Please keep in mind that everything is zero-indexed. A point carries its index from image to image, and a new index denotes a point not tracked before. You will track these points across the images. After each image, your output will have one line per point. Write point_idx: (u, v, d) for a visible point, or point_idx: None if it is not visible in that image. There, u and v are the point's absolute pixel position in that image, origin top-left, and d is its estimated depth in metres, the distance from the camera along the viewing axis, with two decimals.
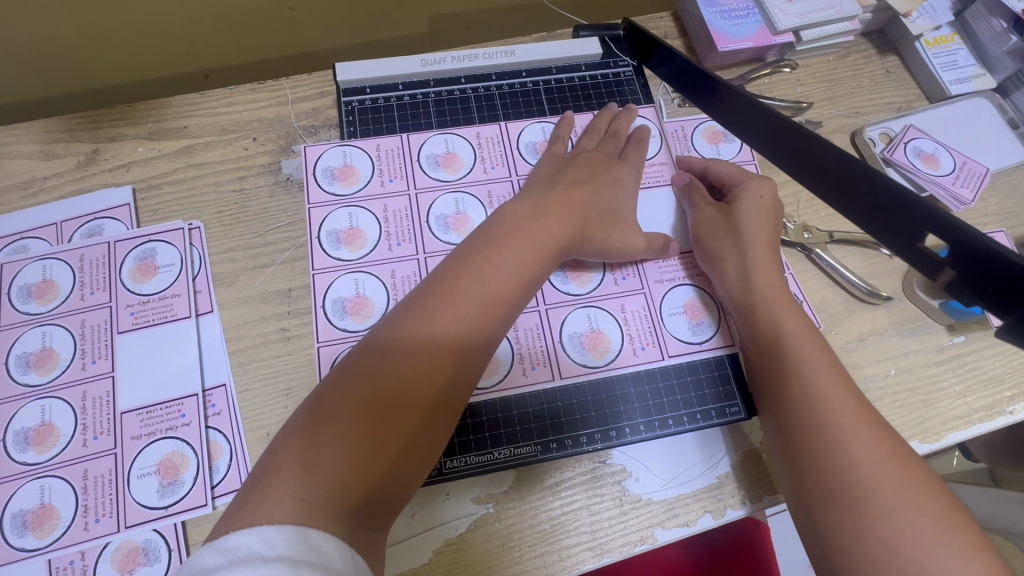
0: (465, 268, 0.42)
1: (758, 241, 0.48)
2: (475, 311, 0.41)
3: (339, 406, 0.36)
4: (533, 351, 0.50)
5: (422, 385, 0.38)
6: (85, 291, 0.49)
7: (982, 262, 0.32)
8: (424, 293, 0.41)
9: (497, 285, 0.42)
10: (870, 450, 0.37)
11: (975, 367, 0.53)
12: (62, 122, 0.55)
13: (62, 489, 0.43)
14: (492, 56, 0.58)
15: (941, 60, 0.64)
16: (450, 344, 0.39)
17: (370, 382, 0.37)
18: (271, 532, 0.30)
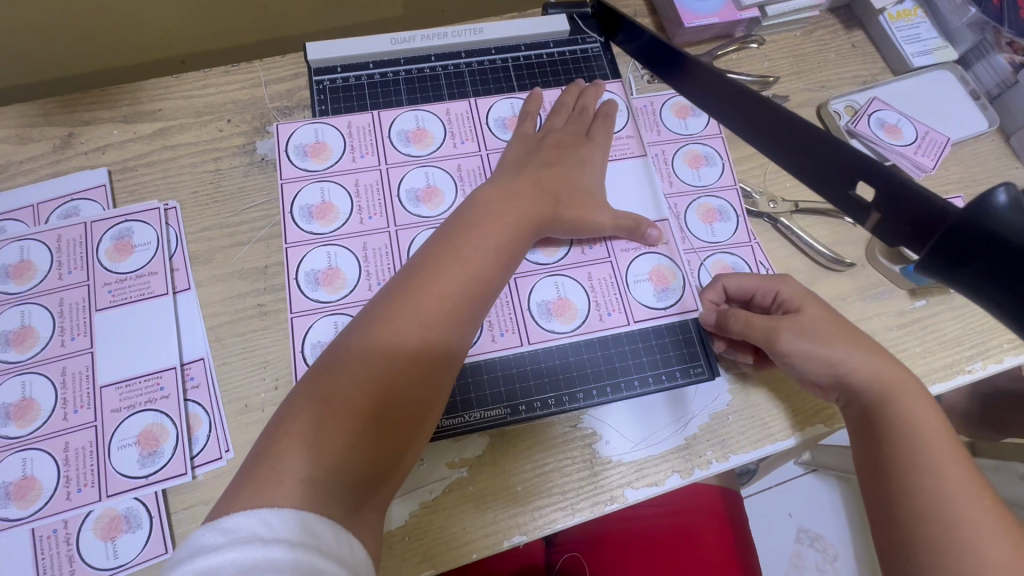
0: (446, 251, 0.43)
1: (842, 338, 0.44)
2: (459, 293, 0.42)
3: (336, 394, 0.37)
4: (501, 319, 0.51)
5: (414, 365, 0.39)
6: (62, 270, 0.50)
7: (902, 202, 0.32)
8: (405, 278, 0.42)
9: (478, 265, 0.43)
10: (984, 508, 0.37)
11: (935, 329, 0.55)
12: (36, 106, 0.56)
13: (44, 461, 0.44)
14: (461, 34, 0.59)
15: (904, 34, 0.66)
16: (439, 327, 0.41)
17: (363, 367, 0.38)
18: (271, 517, 0.31)
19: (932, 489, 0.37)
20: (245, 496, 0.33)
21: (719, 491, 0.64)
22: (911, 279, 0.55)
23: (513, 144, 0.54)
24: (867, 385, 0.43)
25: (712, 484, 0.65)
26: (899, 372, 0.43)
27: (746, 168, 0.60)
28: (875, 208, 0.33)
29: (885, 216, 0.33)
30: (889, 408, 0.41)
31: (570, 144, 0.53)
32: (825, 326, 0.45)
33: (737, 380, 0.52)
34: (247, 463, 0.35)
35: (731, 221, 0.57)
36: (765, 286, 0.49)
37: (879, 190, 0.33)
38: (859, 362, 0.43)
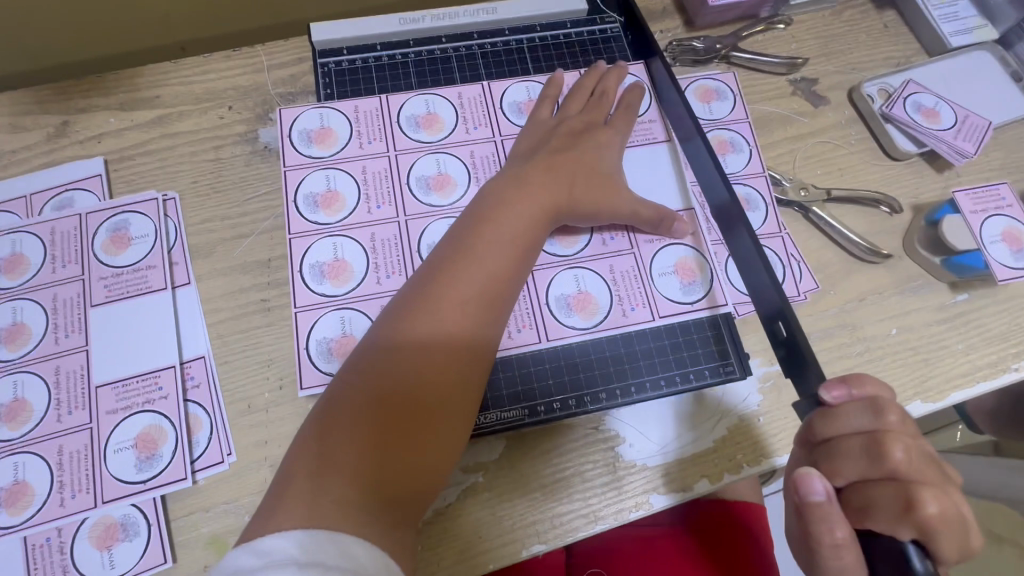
0: (459, 251, 0.41)
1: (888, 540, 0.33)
2: (477, 292, 0.40)
3: (359, 410, 0.35)
4: (517, 316, 0.48)
5: (437, 373, 0.37)
6: (56, 264, 0.47)
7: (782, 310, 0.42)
8: (420, 284, 0.40)
9: (494, 260, 0.41)
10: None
11: (978, 325, 0.52)
12: (31, 93, 0.53)
13: (37, 465, 0.42)
14: (473, 13, 0.56)
15: (941, 12, 0.62)
16: (461, 332, 0.39)
17: (384, 380, 0.37)
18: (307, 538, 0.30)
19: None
20: (277, 516, 0.32)
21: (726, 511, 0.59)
22: (954, 270, 0.52)
23: (528, 131, 0.51)
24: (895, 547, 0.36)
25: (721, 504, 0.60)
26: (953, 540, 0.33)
27: (773, 155, 0.57)
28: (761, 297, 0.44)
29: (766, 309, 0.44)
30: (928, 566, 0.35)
31: (585, 131, 0.50)
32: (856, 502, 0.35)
33: (768, 378, 0.49)
34: (277, 483, 0.35)
35: (760, 211, 0.54)
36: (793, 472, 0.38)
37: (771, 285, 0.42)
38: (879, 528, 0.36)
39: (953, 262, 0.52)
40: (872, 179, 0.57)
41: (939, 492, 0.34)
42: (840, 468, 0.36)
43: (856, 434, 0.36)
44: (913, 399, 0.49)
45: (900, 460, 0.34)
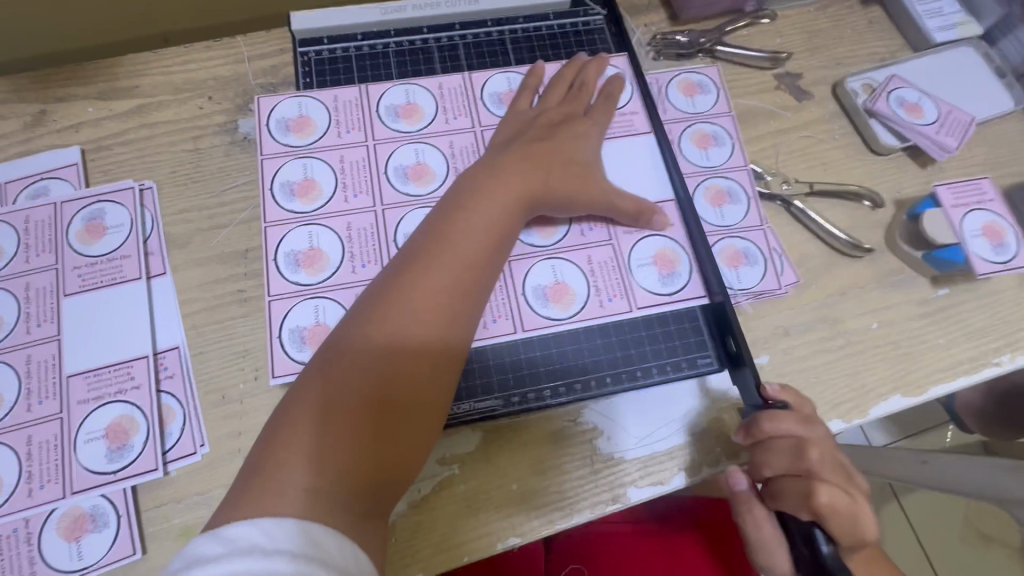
0: (435, 240, 0.41)
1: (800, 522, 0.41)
2: (454, 282, 0.40)
3: (330, 399, 0.35)
4: (494, 306, 0.48)
5: (410, 364, 0.37)
6: (30, 253, 0.47)
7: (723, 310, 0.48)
8: (394, 273, 0.40)
9: (470, 250, 0.41)
10: None
11: (959, 319, 0.52)
12: (8, 82, 0.53)
13: (5, 455, 0.41)
14: (455, 4, 0.56)
15: (926, 7, 0.62)
16: (436, 323, 0.39)
17: (356, 370, 0.36)
18: (278, 528, 0.30)
19: None
20: (246, 504, 0.32)
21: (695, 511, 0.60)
22: (936, 265, 0.52)
23: (506, 121, 0.51)
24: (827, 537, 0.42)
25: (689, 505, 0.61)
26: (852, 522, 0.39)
27: (755, 149, 0.57)
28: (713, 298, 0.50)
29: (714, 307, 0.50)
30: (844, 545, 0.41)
31: (564, 122, 0.50)
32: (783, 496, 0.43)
33: None
34: (245, 470, 0.34)
35: (741, 204, 0.54)
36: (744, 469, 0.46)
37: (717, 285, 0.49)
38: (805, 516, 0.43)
39: (934, 256, 0.52)
40: (855, 173, 0.57)
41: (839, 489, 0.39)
42: (769, 461, 0.41)
43: (787, 435, 0.41)
44: (893, 393, 0.49)
45: (815, 460, 0.40)
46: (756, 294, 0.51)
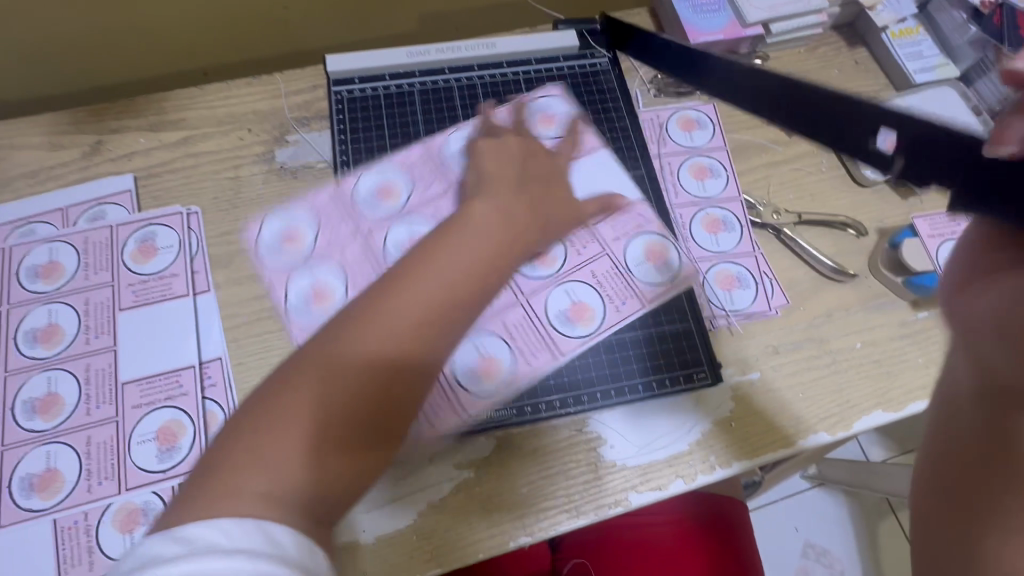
0: (431, 257, 0.40)
1: None
2: (444, 299, 0.38)
3: (299, 408, 0.34)
4: (516, 328, 0.52)
5: (385, 381, 0.36)
6: (89, 271, 0.52)
7: (920, 135, 0.34)
8: (384, 287, 0.38)
9: (463, 267, 0.40)
10: None
11: (938, 340, 0.56)
12: (68, 116, 0.58)
13: (67, 454, 0.46)
14: (474, 48, 0.61)
15: (907, 51, 0.67)
16: (417, 342, 0.37)
17: (333, 385, 0.35)
18: (235, 529, 0.29)
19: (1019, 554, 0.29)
20: (199, 499, 0.31)
21: (707, 521, 0.63)
22: (914, 290, 0.56)
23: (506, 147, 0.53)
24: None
25: (704, 516, 0.63)
26: None
27: (749, 180, 0.62)
28: (899, 153, 0.35)
29: (907, 159, 0.35)
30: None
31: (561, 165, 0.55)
32: None
33: (739, 387, 0.53)
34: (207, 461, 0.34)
35: (735, 231, 0.58)
36: None
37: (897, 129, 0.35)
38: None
39: (912, 282, 0.56)
40: (841, 203, 0.62)
41: None
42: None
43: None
44: (875, 408, 0.53)
45: None
46: (748, 315, 0.55)
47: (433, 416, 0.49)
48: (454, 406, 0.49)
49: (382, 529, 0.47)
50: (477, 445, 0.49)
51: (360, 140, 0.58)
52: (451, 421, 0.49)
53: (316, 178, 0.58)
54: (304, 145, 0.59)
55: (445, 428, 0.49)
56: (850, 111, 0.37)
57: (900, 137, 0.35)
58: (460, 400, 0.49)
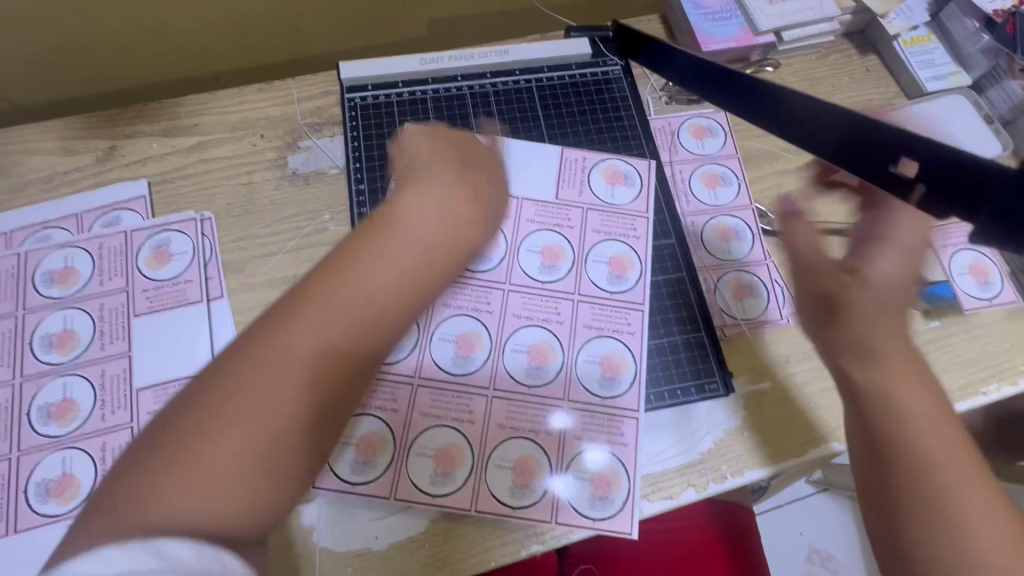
0: (346, 262, 0.38)
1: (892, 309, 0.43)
2: (359, 299, 0.37)
3: (204, 423, 0.32)
4: (586, 314, 0.53)
5: (301, 383, 0.34)
6: (103, 277, 0.52)
7: (943, 171, 0.37)
8: (294, 295, 0.37)
9: (380, 268, 0.38)
10: (978, 517, 0.37)
11: (951, 350, 0.56)
12: (82, 121, 0.59)
13: (83, 459, 0.46)
14: (487, 56, 0.62)
15: (919, 59, 0.67)
16: (330, 348, 0.35)
17: (237, 399, 0.32)
18: (117, 558, 0.27)
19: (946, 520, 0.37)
20: (97, 526, 0.29)
21: (709, 530, 0.63)
22: (927, 300, 0.56)
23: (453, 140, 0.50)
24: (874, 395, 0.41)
25: (706, 524, 0.63)
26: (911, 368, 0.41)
27: (760, 189, 0.62)
28: (920, 182, 0.39)
29: (927, 188, 0.39)
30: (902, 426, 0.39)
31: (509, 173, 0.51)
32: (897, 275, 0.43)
33: (750, 396, 0.53)
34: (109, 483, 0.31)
35: (746, 240, 0.58)
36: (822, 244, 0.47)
37: (923, 162, 0.38)
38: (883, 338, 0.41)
39: (930, 292, 0.56)
40: (852, 212, 0.61)
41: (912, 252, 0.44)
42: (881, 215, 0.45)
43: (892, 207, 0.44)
44: None
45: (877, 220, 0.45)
46: (761, 324, 0.55)
47: (527, 424, 0.49)
48: (548, 410, 0.49)
49: (394, 536, 0.47)
50: (597, 429, 0.49)
51: (373, 148, 0.58)
52: (540, 424, 0.49)
53: (329, 185, 0.58)
54: (316, 151, 0.59)
55: (549, 434, 0.49)
56: (878, 137, 0.39)
57: (927, 171, 0.38)
58: (554, 399, 0.50)
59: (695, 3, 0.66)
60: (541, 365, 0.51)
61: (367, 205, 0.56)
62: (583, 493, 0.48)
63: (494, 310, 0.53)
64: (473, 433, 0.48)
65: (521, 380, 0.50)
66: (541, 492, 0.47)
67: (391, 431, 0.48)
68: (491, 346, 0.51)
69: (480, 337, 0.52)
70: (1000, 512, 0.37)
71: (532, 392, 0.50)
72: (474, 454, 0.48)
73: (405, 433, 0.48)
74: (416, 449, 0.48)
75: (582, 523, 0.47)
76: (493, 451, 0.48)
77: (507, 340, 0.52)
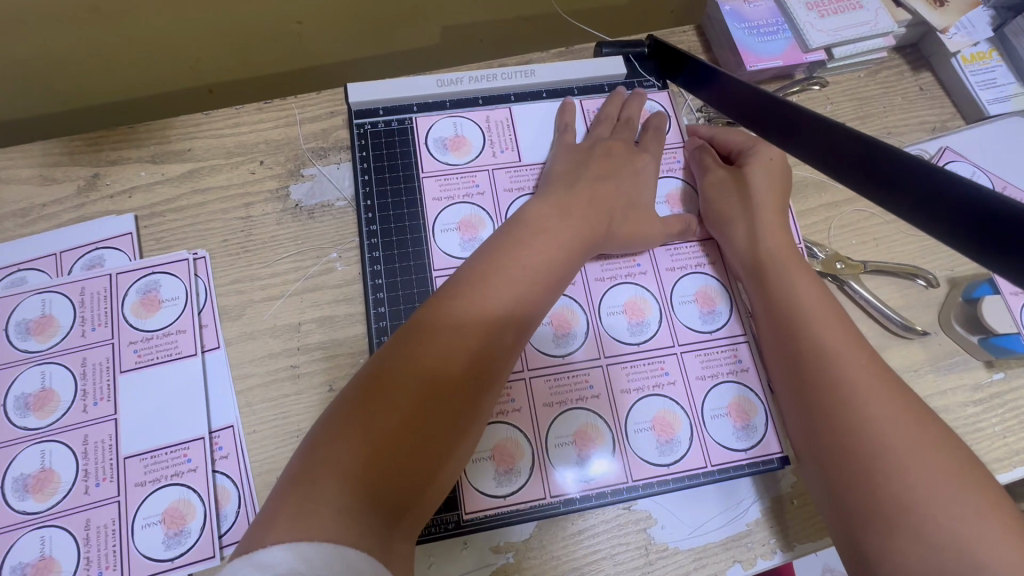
0: (487, 277, 0.40)
1: (771, 202, 0.50)
2: (507, 308, 0.40)
3: (370, 417, 0.33)
4: (665, 259, 0.52)
5: (453, 391, 0.36)
6: (85, 327, 0.47)
7: None
8: (440, 301, 0.39)
9: (525, 280, 0.41)
10: (888, 402, 0.38)
11: (1015, 407, 0.51)
12: (61, 144, 0.53)
13: (63, 540, 0.41)
14: (512, 76, 0.56)
15: (979, 78, 0.61)
16: (481, 358, 0.38)
17: (389, 388, 0.35)
18: (314, 552, 0.28)
19: (856, 414, 0.38)
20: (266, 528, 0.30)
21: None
22: (993, 350, 0.51)
23: (560, 155, 0.52)
24: (773, 307, 0.45)
25: None
26: (784, 248, 0.47)
27: (807, 223, 0.56)
28: None
29: None
30: (794, 311, 0.44)
31: (621, 155, 0.52)
32: (772, 175, 0.51)
33: None
34: (284, 482, 0.32)
35: None
36: (739, 151, 0.54)
37: None
38: (763, 229, 0.48)
39: (992, 343, 0.51)
40: (908, 250, 0.56)
41: (761, 148, 0.53)
42: (727, 141, 0.55)
43: (737, 139, 0.54)
44: None
45: (731, 139, 0.55)
46: None
47: (649, 378, 0.48)
48: (662, 362, 0.49)
49: None
50: (718, 366, 0.49)
51: (385, 181, 0.53)
52: (663, 376, 0.48)
53: (335, 219, 0.52)
54: (321, 180, 0.54)
55: (675, 383, 0.48)
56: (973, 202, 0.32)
57: None
58: (666, 347, 0.49)
59: (738, 14, 0.59)
60: (640, 320, 0.50)
61: (379, 248, 0.51)
62: (724, 428, 0.48)
63: (577, 281, 0.50)
64: (602, 408, 0.47)
65: (626, 339, 0.49)
66: (687, 441, 0.47)
67: (525, 434, 0.46)
68: (587, 318, 0.49)
69: (575, 312, 0.49)
70: (890, 382, 0.39)
71: (640, 348, 0.49)
72: (608, 424, 0.47)
73: (535, 426, 0.46)
74: (554, 441, 0.46)
75: (732, 457, 0.47)
76: (627, 415, 0.47)
77: (600, 305, 0.50)
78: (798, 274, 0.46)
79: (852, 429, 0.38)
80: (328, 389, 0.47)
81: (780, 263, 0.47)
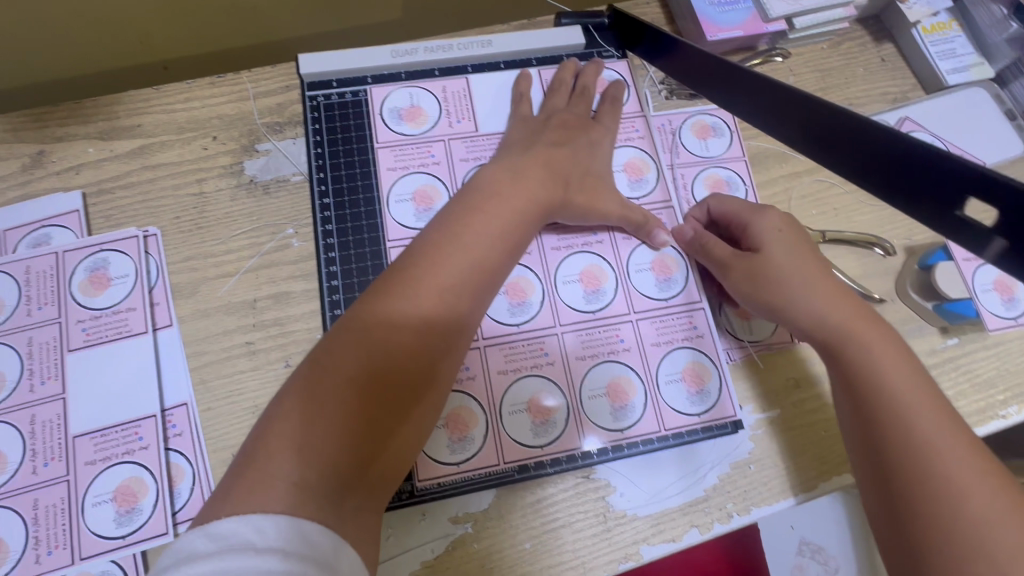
0: (444, 247, 0.40)
1: (810, 272, 0.44)
2: (463, 278, 0.40)
3: (324, 392, 0.33)
4: None
5: (411, 360, 0.36)
6: (31, 306, 0.46)
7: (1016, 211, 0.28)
8: (396, 273, 0.39)
9: (480, 247, 0.41)
10: (986, 500, 0.34)
11: (968, 370, 0.52)
12: (4, 121, 0.51)
13: (11, 521, 0.41)
14: (469, 47, 0.55)
15: (939, 48, 0.61)
16: (438, 328, 0.38)
17: (344, 362, 0.34)
18: (269, 526, 0.28)
19: (945, 513, 0.34)
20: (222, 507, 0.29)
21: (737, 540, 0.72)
22: (945, 316, 0.52)
23: (515, 128, 0.52)
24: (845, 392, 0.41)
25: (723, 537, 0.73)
26: (849, 322, 0.42)
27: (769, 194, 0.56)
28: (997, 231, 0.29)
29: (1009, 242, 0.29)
30: (869, 399, 0.39)
31: (575, 127, 0.52)
32: (792, 244, 0.45)
33: (757, 427, 0.48)
34: (241, 457, 0.32)
35: None
36: (741, 219, 0.48)
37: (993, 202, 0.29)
38: (812, 307, 0.43)
39: (945, 309, 0.52)
40: (867, 220, 0.57)
41: (770, 214, 0.47)
42: (731, 208, 0.49)
43: (739, 207, 0.48)
44: None
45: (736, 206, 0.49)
46: (769, 345, 0.50)
47: (606, 346, 0.48)
48: (618, 330, 0.49)
49: None
50: (674, 333, 0.49)
51: (340, 155, 0.52)
52: (618, 343, 0.49)
53: (290, 194, 0.51)
54: (276, 155, 0.52)
55: (630, 350, 0.48)
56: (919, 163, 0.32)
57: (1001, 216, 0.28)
58: (623, 315, 0.49)
59: None
60: (597, 288, 0.50)
61: (333, 221, 0.50)
62: (678, 394, 0.48)
63: (532, 250, 0.50)
64: (557, 375, 0.47)
65: (582, 308, 0.49)
66: (641, 407, 0.47)
67: (480, 403, 0.46)
68: (543, 288, 0.49)
69: (531, 282, 0.49)
70: (988, 475, 0.35)
71: (596, 317, 0.49)
72: (564, 393, 0.47)
73: (490, 396, 0.46)
74: (509, 409, 0.46)
75: (686, 422, 0.48)
76: (582, 382, 0.47)
77: (557, 274, 0.50)
78: (864, 350, 0.41)
79: (942, 531, 0.34)
80: (284, 365, 0.47)
81: (844, 340, 0.41)
